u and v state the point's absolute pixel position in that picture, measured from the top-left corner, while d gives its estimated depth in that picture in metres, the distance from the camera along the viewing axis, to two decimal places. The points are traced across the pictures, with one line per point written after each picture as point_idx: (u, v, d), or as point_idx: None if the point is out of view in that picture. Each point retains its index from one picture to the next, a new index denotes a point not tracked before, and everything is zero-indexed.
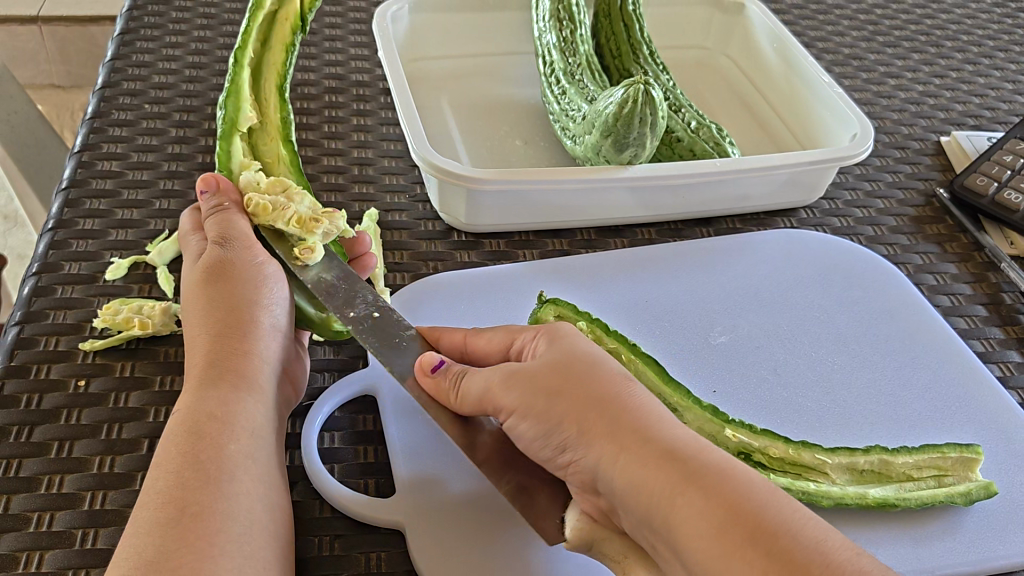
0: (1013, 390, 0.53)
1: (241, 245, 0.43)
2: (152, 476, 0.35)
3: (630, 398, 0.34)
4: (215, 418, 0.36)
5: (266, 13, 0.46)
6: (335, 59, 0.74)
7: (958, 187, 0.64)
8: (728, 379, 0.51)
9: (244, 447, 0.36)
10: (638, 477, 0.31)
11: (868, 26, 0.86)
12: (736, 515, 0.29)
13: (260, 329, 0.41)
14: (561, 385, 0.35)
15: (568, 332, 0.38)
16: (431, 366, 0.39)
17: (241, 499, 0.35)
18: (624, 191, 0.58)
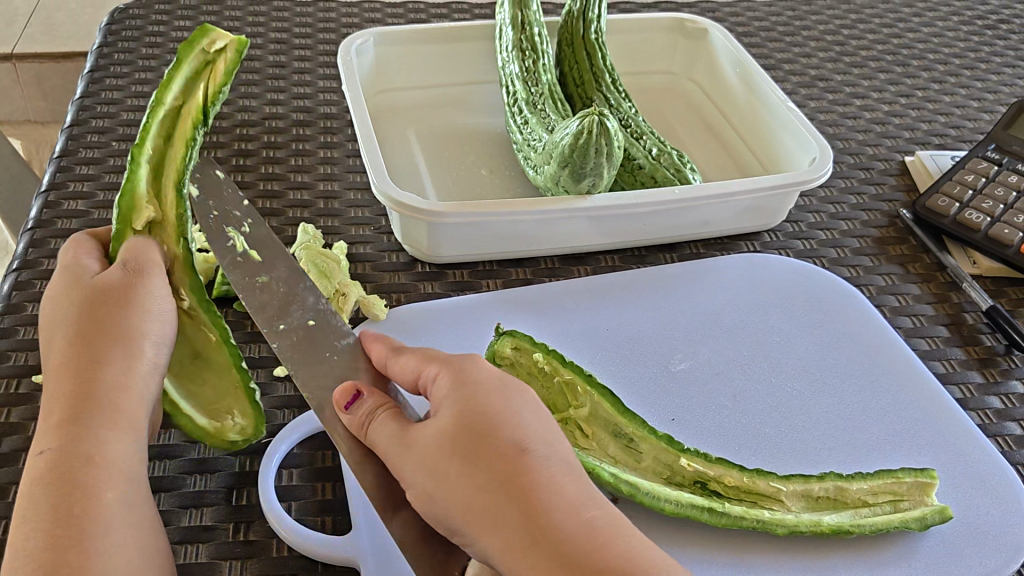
0: (973, 411, 0.53)
1: (145, 277, 0.40)
2: (21, 530, 0.34)
3: (541, 457, 0.34)
4: (97, 465, 0.36)
5: (168, 108, 0.41)
6: (303, 92, 0.75)
7: (921, 209, 0.65)
8: (686, 406, 0.51)
9: (119, 495, 0.36)
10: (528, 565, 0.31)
11: (835, 47, 0.87)
12: None
13: (141, 366, 0.38)
14: (456, 443, 0.34)
15: (470, 370, 0.37)
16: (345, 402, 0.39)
17: (121, 562, 0.35)
18: (585, 221, 0.58)
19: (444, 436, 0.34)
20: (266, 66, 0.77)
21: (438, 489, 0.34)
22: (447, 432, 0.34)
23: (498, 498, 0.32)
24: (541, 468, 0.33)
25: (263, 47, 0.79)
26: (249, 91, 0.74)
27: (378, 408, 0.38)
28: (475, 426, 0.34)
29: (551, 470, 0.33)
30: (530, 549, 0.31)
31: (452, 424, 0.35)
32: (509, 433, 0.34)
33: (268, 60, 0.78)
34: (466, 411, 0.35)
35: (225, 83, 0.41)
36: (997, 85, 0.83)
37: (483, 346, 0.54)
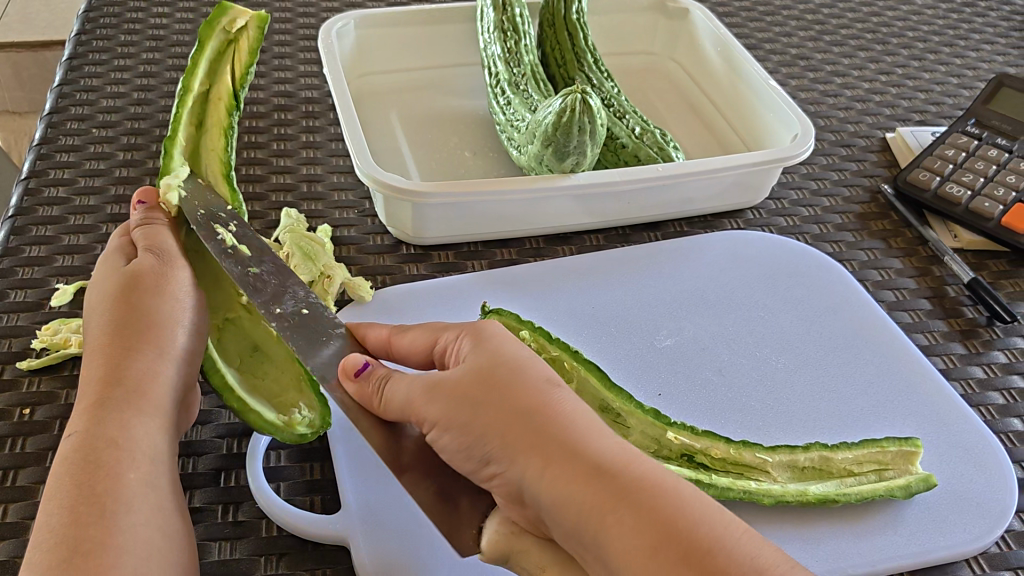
0: (956, 381, 0.54)
1: (171, 269, 0.44)
2: (48, 501, 0.34)
3: (565, 397, 0.33)
4: (124, 441, 0.36)
5: (199, 96, 0.49)
6: (284, 77, 0.74)
7: (902, 183, 0.65)
8: (672, 382, 0.52)
9: (143, 475, 0.36)
10: (563, 489, 0.30)
11: (815, 26, 0.87)
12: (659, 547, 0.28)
13: (171, 354, 0.40)
14: (481, 388, 0.34)
15: (488, 329, 0.37)
16: (356, 368, 0.38)
17: (145, 529, 0.35)
18: (569, 200, 0.58)
19: (465, 382, 0.34)
20: None
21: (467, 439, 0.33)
22: (467, 378, 0.34)
23: (522, 434, 0.32)
24: (566, 404, 0.33)
25: None
26: None
27: (395, 372, 0.38)
28: (500, 371, 0.34)
29: (576, 407, 0.33)
30: (557, 468, 0.31)
31: (502, 410, 0.33)
32: (537, 375, 0.34)
33: None
34: (486, 360, 0.35)
35: (248, 59, 0.49)
36: (976, 62, 0.83)
37: (468, 326, 0.54)
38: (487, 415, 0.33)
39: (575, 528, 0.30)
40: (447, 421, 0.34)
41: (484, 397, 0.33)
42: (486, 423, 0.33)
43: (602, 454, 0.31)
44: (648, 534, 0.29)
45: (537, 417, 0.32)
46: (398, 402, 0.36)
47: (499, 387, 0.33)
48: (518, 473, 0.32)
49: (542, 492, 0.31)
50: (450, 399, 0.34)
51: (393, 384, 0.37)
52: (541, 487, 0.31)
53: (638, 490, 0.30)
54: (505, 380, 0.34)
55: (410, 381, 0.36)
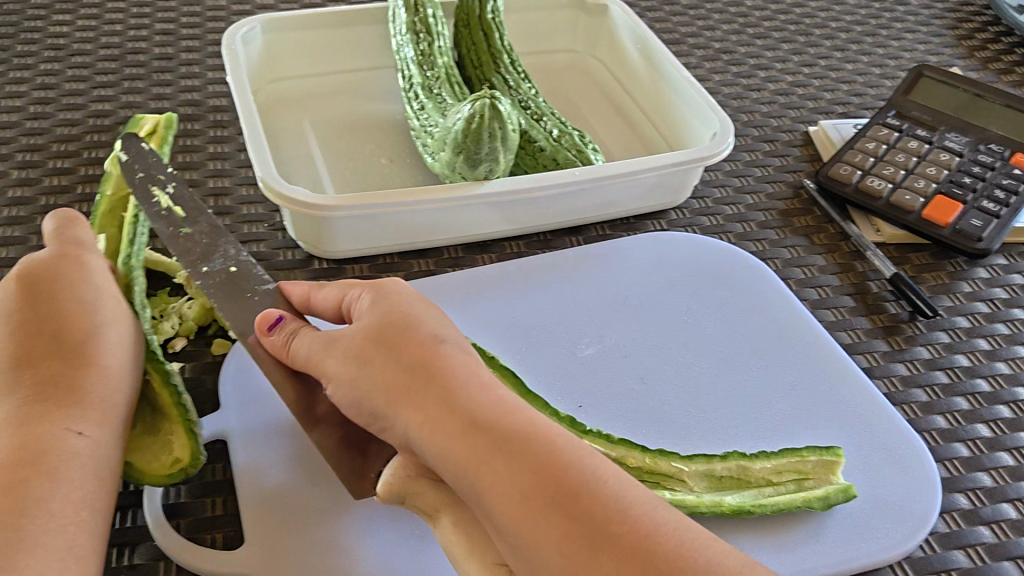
0: (879, 380, 0.53)
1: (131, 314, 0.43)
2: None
3: (453, 353, 0.36)
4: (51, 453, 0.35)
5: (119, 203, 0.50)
6: (191, 85, 0.71)
7: (824, 178, 0.64)
8: (596, 393, 0.50)
9: (84, 483, 0.35)
10: (443, 444, 0.32)
11: (738, 19, 0.86)
12: (534, 495, 0.30)
13: (112, 365, 0.39)
14: (371, 348, 0.36)
15: (386, 288, 0.40)
16: (268, 326, 0.41)
17: (75, 544, 0.33)
18: (484, 207, 0.57)
19: (361, 338, 0.37)
20: (151, 59, 0.74)
21: (360, 393, 0.35)
22: (363, 337, 0.37)
23: (409, 392, 0.34)
24: (454, 358, 0.36)
25: (148, 39, 0.76)
26: (133, 85, 0.70)
27: (300, 327, 0.40)
28: (386, 332, 0.36)
29: (461, 360, 0.36)
30: (439, 423, 0.33)
31: (388, 367, 0.35)
32: (421, 333, 0.37)
33: (153, 52, 0.75)
34: (379, 319, 0.37)
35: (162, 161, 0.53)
36: (898, 51, 0.83)
37: None
38: (378, 376, 0.35)
39: (453, 482, 0.32)
40: (343, 380, 0.36)
41: (377, 357, 0.36)
42: (375, 380, 0.35)
43: (483, 410, 0.33)
44: (522, 482, 0.31)
45: (424, 375, 0.34)
46: (303, 356, 0.39)
47: (387, 351, 0.36)
48: (402, 426, 0.34)
49: (424, 443, 0.33)
50: (346, 357, 0.36)
51: (298, 338, 0.40)
52: (423, 442, 0.33)
53: (514, 443, 0.32)
54: (394, 338, 0.36)
55: (314, 337, 0.39)
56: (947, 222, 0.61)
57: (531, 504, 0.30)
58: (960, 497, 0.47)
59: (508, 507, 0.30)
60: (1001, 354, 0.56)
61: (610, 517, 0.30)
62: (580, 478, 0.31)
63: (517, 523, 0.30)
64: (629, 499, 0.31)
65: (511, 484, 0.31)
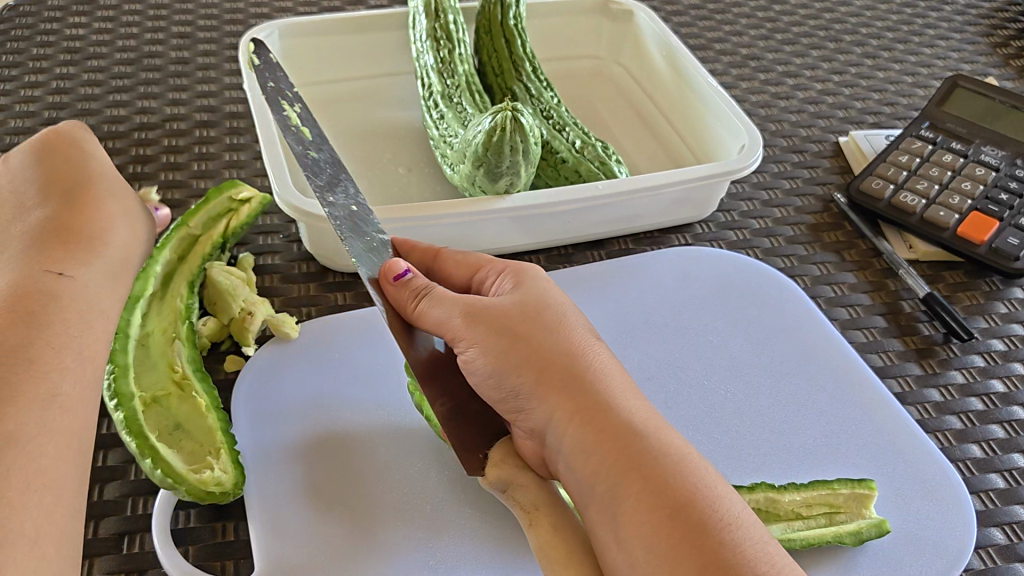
0: (912, 406, 0.51)
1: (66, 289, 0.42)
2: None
3: (598, 359, 0.38)
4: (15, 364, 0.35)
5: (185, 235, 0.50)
6: (208, 90, 0.70)
7: (855, 192, 0.63)
8: None
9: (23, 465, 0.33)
10: (591, 443, 0.34)
11: (766, 24, 0.84)
12: (670, 514, 0.32)
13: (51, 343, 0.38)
14: (521, 331, 0.37)
15: (531, 276, 0.41)
16: (397, 275, 0.39)
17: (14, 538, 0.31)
18: (505, 222, 0.55)
19: (510, 320, 0.38)
20: (167, 63, 0.72)
21: (502, 371, 0.36)
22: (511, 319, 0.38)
23: (559, 382, 0.36)
24: (601, 364, 0.37)
25: (165, 42, 0.75)
26: (149, 90, 0.69)
27: (432, 287, 0.39)
28: (535, 321, 0.38)
29: (607, 368, 0.37)
30: (589, 423, 0.35)
31: (536, 357, 0.36)
32: (571, 332, 0.38)
33: (170, 56, 0.73)
34: (527, 306, 0.38)
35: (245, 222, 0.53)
36: (930, 59, 0.81)
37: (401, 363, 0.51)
38: (525, 362, 0.36)
39: (591, 480, 0.34)
40: (484, 350, 0.37)
41: (525, 341, 0.37)
42: (521, 364, 0.36)
43: (625, 421, 0.35)
44: (659, 497, 0.32)
45: (575, 372, 0.36)
46: (434, 319, 0.38)
47: (536, 341, 0.37)
48: (546, 414, 0.35)
49: (569, 436, 0.35)
50: (490, 330, 0.37)
51: (433, 300, 0.38)
52: (569, 435, 0.35)
53: (655, 459, 0.33)
54: (547, 330, 0.38)
55: (452, 301, 0.38)
56: (982, 240, 0.59)
57: (661, 520, 0.32)
58: (995, 532, 0.45)
59: (641, 516, 0.32)
60: None
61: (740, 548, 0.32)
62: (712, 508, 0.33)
63: (653, 535, 0.31)
64: (758, 535, 0.33)
65: (652, 498, 0.32)
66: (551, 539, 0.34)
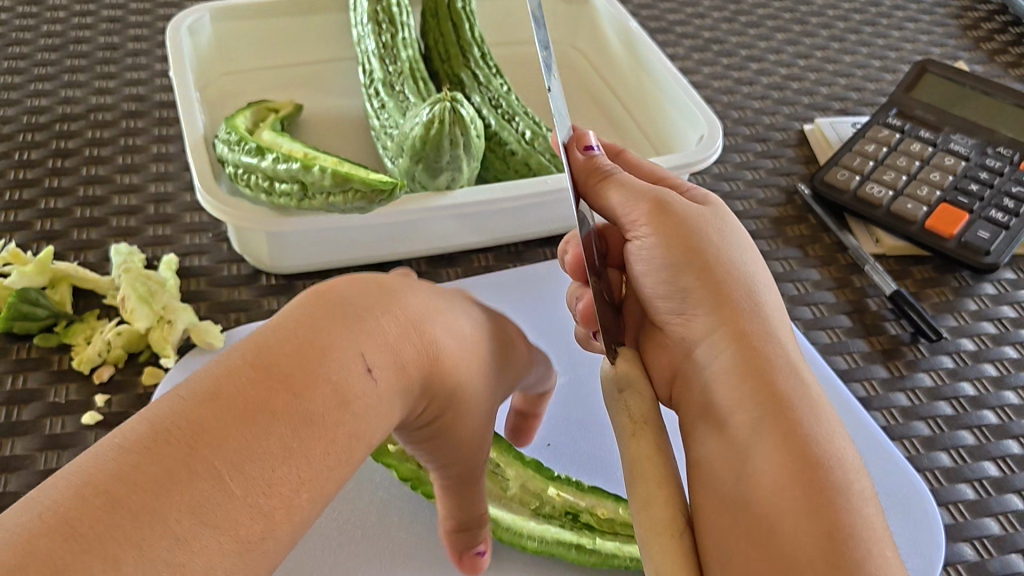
0: (877, 412, 0.49)
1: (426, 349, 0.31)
2: (183, 386, 0.25)
3: (770, 304, 0.36)
4: (339, 404, 0.27)
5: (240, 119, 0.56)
6: (137, 78, 0.66)
7: (818, 183, 0.60)
8: (563, 428, 0.47)
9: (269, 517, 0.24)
10: (744, 367, 0.33)
11: (729, 5, 0.80)
12: (799, 462, 0.30)
13: (364, 389, 0.28)
14: (697, 250, 0.37)
15: (726, 217, 0.40)
16: (585, 147, 0.42)
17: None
18: (449, 220, 0.52)
19: (688, 234, 0.38)
20: (95, 49, 0.68)
21: (675, 269, 0.37)
22: (691, 236, 0.38)
23: (728, 299, 0.36)
24: (770, 309, 0.36)
25: (93, 26, 0.70)
26: (74, 78, 0.65)
27: (616, 173, 0.41)
28: (710, 246, 0.38)
29: (776, 317, 0.36)
30: (750, 346, 0.34)
31: (709, 273, 0.37)
32: (752, 276, 0.37)
33: (98, 41, 0.69)
34: (705, 231, 0.38)
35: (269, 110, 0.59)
36: (899, 41, 0.78)
37: None
38: (693, 273, 0.37)
39: (734, 400, 0.33)
40: (659, 243, 0.38)
41: (702, 253, 0.37)
42: (693, 275, 0.37)
43: (785, 356, 0.34)
44: (797, 449, 0.30)
45: (742, 300, 0.36)
46: (616, 204, 0.40)
47: (707, 263, 0.37)
48: (705, 327, 0.36)
49: (723, 353, 0.34)
50: (671, 231, 0.38)
51: (615, 185, 0.40)
52: (727, 349, 0.34)
53: (801, 400, 0.32)
54: (722, 257, 0.37)
55: (636, 195, 0.40)
56: (952, 234, 0.56)
57: (793, 462, 0.30)
58: (965, 547, 0.43)
59: (770, 447, 0.31)
60: (1010, 382, 0.51)
61: (853, 525, 0.29)
62: (845, 473, 0.30)
63: (774, 476, 0.30)
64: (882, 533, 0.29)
65: (785, 439, 0.31)
66: (652, 452, 0.31)
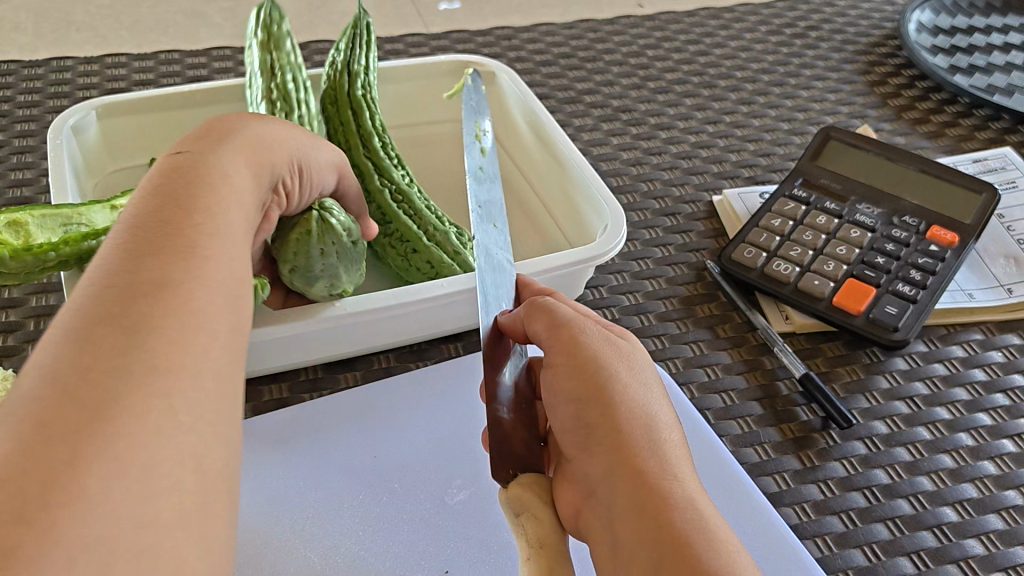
0: (788, 508, 0.47)
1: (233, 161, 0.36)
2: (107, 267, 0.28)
3: (666, 436, 0.35)
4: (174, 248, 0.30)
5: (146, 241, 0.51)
6: (22, 176, 0.63)
7: (726, 261, 0.59)
8: (465, 550, 0.44)
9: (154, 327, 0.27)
10: (632, 502, 0.32)
11: (638, 71, 0.80)
12: None
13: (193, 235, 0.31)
14: (590, 387, 0.36)
15: (635, 349, 0.39)
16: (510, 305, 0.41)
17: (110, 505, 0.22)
18: (344, 329, 0.49)
19: (578, 368, 0.37)
20: None
21: (581, 405, 0.36)
22: (582, 370, 0.36)
23: (632, 434, 0.34)
24: (670, 440, 0.35)
25: None
26: None
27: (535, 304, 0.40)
28: (595, 378, 0.36)
29: (677, 443, 0.35)
30: (633, 489, 0.32)
31: (611, 412, 0.35)
32: (653, 416, 0.35)
33: None
34: (601, 354, 0.37)
35: None
36: (807, 102, 0.78)
37: None
38: (589, 411, 0.35)
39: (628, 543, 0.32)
40: (563, 380, 0.37)
41: (603, 388, 0.36)
42: (587, 412, 0.35)
43: (684, 495, 0.32)
44: None
45: (652, 436, 0.34)
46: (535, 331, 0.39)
47: (609, 409, 0.35)
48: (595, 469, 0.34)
49: (612, 493, 0.33)
50: (575, 371, 0.37)
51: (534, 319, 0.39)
52: (615, 492, 0.33)
53: (704, 533, 0.31)
54: (613, 388, 0.36)
55: (545, 327, 0.38)
56: (859, 310, 0.55)
57: None
58: None
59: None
60: (923, 467, 0.50)
61: None
62: None
63: None
64: None
65: None
66: None
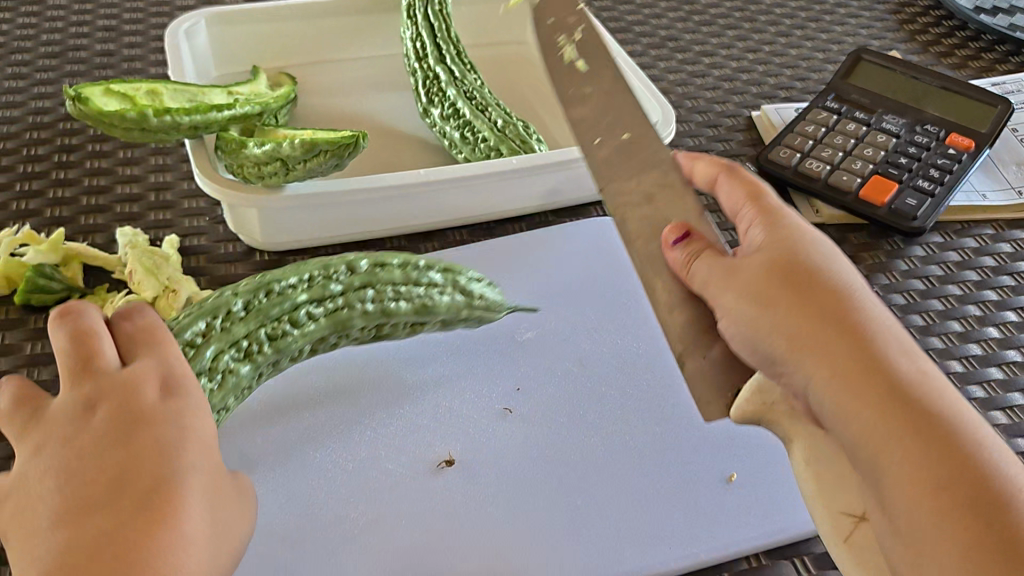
0: None
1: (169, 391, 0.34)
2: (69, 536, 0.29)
3: (858, 300, 0.35)
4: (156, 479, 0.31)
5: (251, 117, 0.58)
6: (133, 67, 0.70)
7: (764, 162, 0.65)
8: (532, 376, 0.52)
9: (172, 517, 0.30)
10: (852, 355, 0.32)
11: (684, 7, 0.87)
12: (914, 453, 0.30)
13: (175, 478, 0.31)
14: (772, 255, 0.37)
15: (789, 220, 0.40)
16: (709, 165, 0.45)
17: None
18: (424, 197, 0.56)
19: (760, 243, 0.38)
20: (94, 43, 0.72)
21: (765, 260, 0.37)
22: (764, 238, 0.38)
23: (839, 289, 0.35)
24: (850, 292, 0.36)
25: (91, 23, 0.74)
26: (75, 69, 0.69)
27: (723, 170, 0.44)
28: (778, 238, 0.38)
29: (870, 313, 0.35)
30: (835, 348, 0.33)
31: (789, 270, 0.36)
32: (824, 276, 0.36)
33: (96, 36, 0.73)
34: (779, 225, 0.39)
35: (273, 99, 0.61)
36: (840, 36, 0.84)
37: None
38: (770, 265, 0.37)
39: (849, 402, 0.32)
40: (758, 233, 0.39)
41: (784, 244, 0.38)
42: (771, 271, 0.36)
43: (904, 361, 0.33)
44: (922, 442, 0.30)
45: (849, 285, 0.36)
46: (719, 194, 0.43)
47: (812, 277, 0.36)
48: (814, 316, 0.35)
49: (817, 343, 0.33)
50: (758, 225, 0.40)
51: (712, 181, 0.44)
52: (825, 345, 0.33)
53: (912, 390, 0.31)
54: (780, 250, 0.37)
55: (732, 186, 0.43)
56: (883, 201, 0.62)
57: (921, 451, 0.30)
58: None
59: (909, 447, 0.30)
60: (935, 330, 0.56)
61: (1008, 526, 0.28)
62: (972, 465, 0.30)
63: (900, 473, 0.30)
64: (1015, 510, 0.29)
65: (903, 428, 0.30)
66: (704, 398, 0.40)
